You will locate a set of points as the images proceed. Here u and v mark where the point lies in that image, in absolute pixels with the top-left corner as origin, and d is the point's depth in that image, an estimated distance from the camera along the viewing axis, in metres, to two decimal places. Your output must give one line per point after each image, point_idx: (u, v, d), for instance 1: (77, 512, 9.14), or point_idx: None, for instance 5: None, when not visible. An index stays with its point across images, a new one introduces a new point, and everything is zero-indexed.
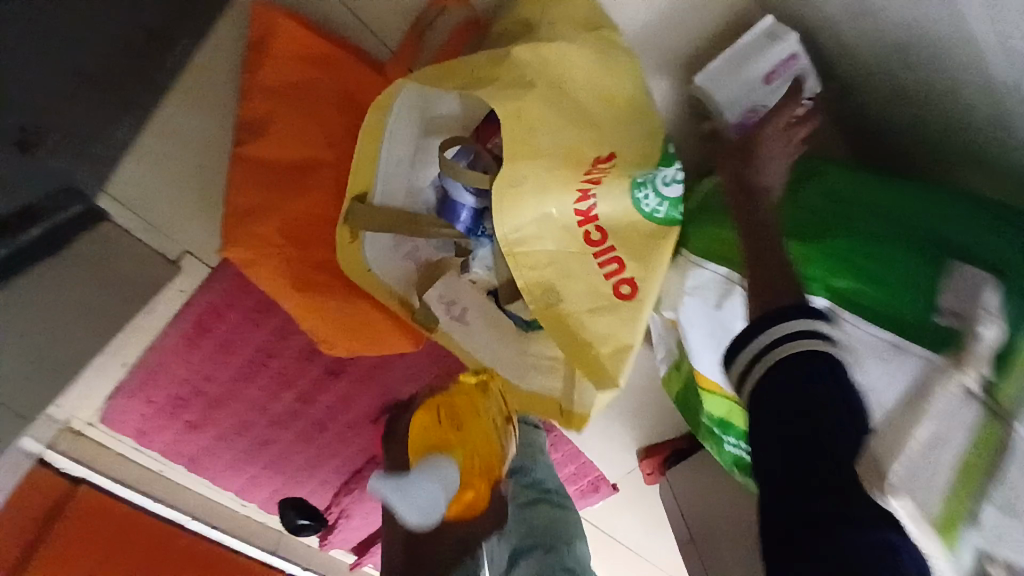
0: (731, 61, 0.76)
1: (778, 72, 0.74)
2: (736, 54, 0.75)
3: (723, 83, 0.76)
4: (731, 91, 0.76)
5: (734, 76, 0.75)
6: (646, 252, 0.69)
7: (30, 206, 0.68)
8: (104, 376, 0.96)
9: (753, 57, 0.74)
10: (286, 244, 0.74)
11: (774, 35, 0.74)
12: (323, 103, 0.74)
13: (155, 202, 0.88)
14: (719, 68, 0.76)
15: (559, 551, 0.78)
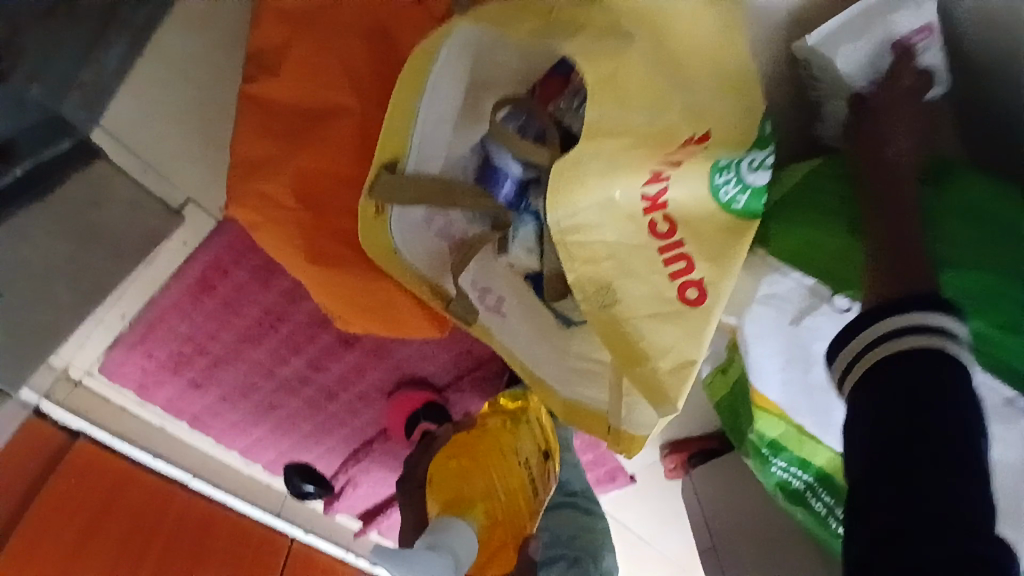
0: (859, 21, 0.59)
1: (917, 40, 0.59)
2: (867, 13, 0.59)
3: (852, 46, 0.59)
4: (858, 57, 0.60)
5: (865, 40, 0.59)
6: (721, 251, 0.57)
7: (12, 141, 0.58)
8: (102, 327, 0.89)
9: (892, 17, 0.58)
10: (298, 207, 0.63)
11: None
12: (350, 38, 0.62)
13: (157, 142, 0.78)
14: (845, 27, 0.60)
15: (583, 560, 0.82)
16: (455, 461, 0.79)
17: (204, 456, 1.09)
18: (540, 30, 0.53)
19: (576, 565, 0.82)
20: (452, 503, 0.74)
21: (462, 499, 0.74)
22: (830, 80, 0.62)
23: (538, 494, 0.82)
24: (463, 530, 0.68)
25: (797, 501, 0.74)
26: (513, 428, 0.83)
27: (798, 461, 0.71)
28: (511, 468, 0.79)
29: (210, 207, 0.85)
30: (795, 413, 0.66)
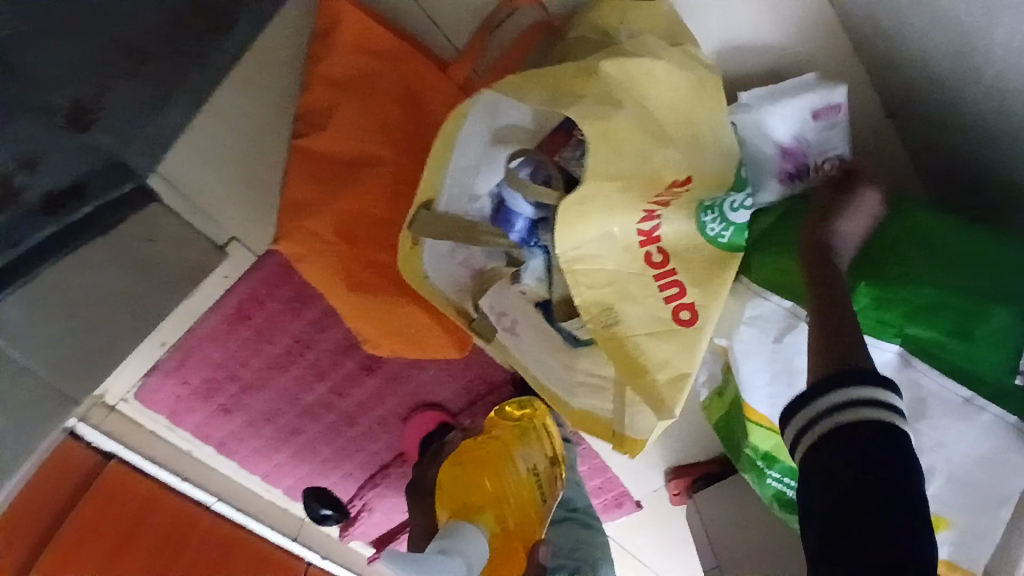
0: (773, 92, 0.73)
1: (828, 111, 0.72)
2: (782, 88, 0.73)
3: (769, 114, 0.72)
4: (772, 123, 0.72)
5: (780, 106, 0.72)
6: (708, 278, 0.65)
7: (82, 183, 0.67)
8: (143, 355, 0.96)
9: (800, 91, 0.72)
10: (338, 242, 0.72)
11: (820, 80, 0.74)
12: (386, 99, 0.72)
13: (207, 189, 0.87)
14: (760, 97, 0.73)
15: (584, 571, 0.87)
16: (465, 473, 0.86)
17: (228, 481, 1.13)
18: (549, 93, 0.61)
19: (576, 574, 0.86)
20: (461, 509, 0.82)
21: (470, 505, 0.82)
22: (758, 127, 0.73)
23: (546, 498, 0.89)
24: (471, 537, 0.74)
25: (794, 510, 0.79)
26: (519, 437, 0.90)
27: (790, 472, 0.76)
28: (517, 477, 0.87)
29: (251, 247, 0.93)
30: None
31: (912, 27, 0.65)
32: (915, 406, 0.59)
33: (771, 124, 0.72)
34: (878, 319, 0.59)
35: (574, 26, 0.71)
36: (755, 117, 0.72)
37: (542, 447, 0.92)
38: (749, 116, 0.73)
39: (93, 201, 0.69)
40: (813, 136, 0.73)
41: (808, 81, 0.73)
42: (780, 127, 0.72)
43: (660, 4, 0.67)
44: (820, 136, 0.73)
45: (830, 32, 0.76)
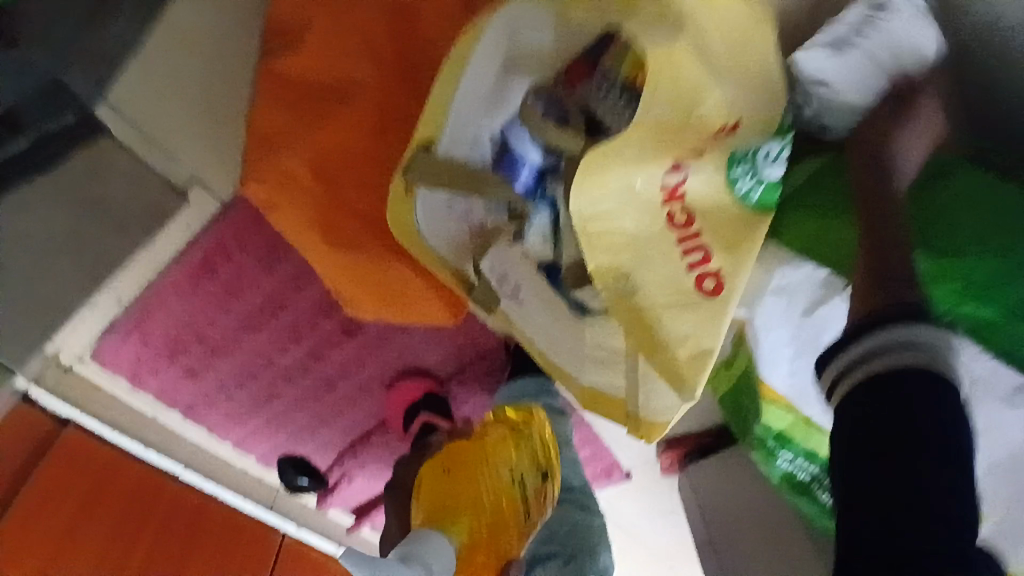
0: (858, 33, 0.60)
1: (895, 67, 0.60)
2: (869, 27, 0.60)
3: (862, 65, 0.60)
4: (866, 71, 0.60)
5: (874, 51, 0.60)
6: (736, 241, 0.56)
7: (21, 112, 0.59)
8: (96, 312, 0.86)
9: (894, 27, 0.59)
10: (317, 188, 0.63)
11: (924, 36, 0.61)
12: (374, 19, 0.62)
13: (164, 122, 0.75)
14: (844, 40, 0.60)
15: (578, 561, 0.77)
16: (444, 493, 0.72)
17: (197, 448, 1.05)
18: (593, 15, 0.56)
19: (570, 563, 0.77)
20: (434, 514, 0.70)
21: (444, 510, 0.70)
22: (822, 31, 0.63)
23: (530, 514, 0.74)
24: (437, 544, 0.64)
25: (806, 495, 0.74)
26: (512, 442, 0.77)
27: (804, 454, 0.71)
28: (495, 482, 0.73)
29: (216, 191, 0.81)
30: (800, 403, 0.68)
31: None
32: (959, 392, 0.54)
33: (869, 75, 0.60)
34: (930, 294, 0.53)
35: None
36: (846, 73, 0.60)
37: (534, 453, 0.78)
38: (838, 74, 0.60)
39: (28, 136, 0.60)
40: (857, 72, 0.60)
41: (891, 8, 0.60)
42: (877, 75, 0.60)
43: None
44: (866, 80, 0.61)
45: None
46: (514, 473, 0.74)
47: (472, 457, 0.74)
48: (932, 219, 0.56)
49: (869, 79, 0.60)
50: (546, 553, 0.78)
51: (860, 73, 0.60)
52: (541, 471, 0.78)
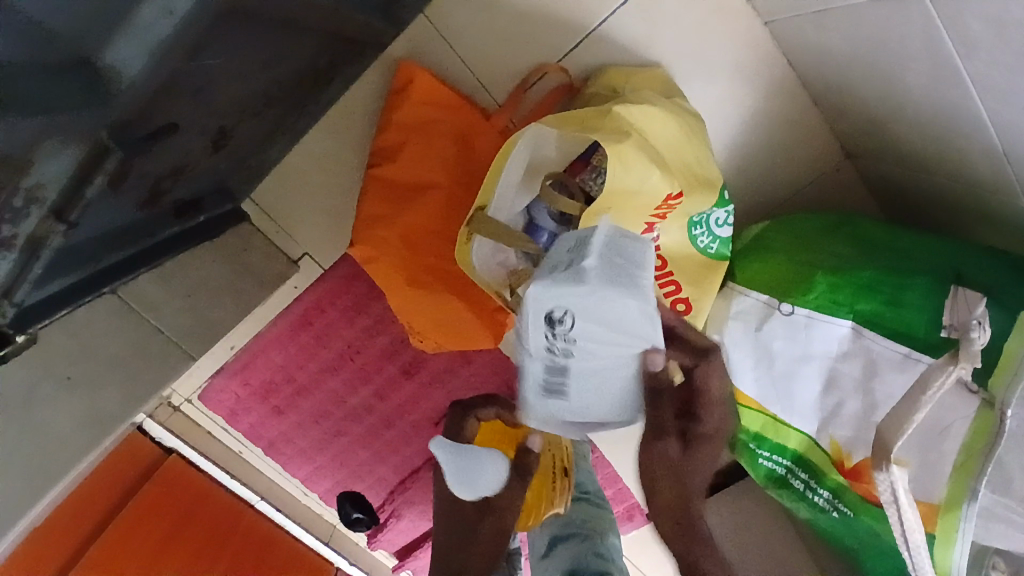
0: (561, 379, 0.64)
1: (563, 369, 0.64)
2: (573, 363, 0.63)
3: (589, 380, 0.64)
4: (601, 393, 0.65)
5: (603, 389, 0.64)
6: (700, 279, 0.85)
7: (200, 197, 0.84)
8: (214, 357, 1.12)
9: (585, 316, 0.60)
10: (401, 247, 0.91)
11: (555, 388, 0.65)
12: (444, 139, 0.92)
13: (285, 212, 1.04)
14: (561, 370, 0.64)
15: (592, 538, 0.88)
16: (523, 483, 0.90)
17: (269, 482, 1.24)
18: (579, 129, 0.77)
19: (585, 540, 0.89)
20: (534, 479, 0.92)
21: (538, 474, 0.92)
22: (581, 332, 0.61)
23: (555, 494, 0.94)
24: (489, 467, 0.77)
25: (784, 487, 0.87)
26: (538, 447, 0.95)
27: (776, 449, 0.84)
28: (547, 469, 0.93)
29: (320, 261, 1.08)
30: (769, 405, 0.81)
31: (865, 95, 0.84)
32: (867, 367, 0.74)
33: (607, 407, 0.65)
34: (833, 301, 0.76)
35: (590, 85, 0.92)
36: (530, 398, 0.68)
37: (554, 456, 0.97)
38: (541, 403, 0.67)
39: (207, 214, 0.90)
40: (549, 401, 0.66)
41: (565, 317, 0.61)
42: (555, 365, 0.64)
43: (655, 72, 0.90)
44: (556, 422, 0.68)
45: (792, 92, 0.98)
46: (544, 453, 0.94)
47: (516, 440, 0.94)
48: (836, 250, 0.80)
49: (558, 373, 0.64)
50: (565, 534, 0.91)
51: (601, 396, 0.65)
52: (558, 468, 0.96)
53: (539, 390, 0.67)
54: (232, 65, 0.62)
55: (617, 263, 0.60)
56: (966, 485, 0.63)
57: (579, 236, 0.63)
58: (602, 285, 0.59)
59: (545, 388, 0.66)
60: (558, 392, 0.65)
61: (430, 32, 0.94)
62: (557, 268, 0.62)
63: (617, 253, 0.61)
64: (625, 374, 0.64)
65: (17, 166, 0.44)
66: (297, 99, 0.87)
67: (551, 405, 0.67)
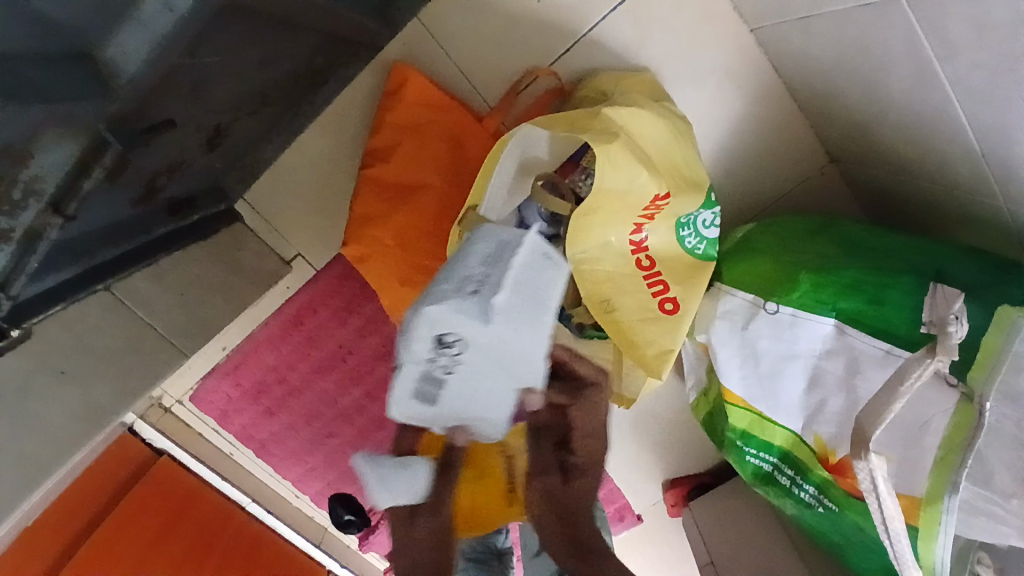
0: (434, 389, 0.65)
1: (438, 382, 0.64)
2: (452, 378, 0.65)
3: (462, 394, 0.66)
4: (471, 411, 0.68)
5: (474, 407, 0.68)
6: (688, 278, 0.87)
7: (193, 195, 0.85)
8: (205, 358, 1.12)
9: (474, 343, 0.63)
10: (394, 246, 0.93)
11: (425, 394, 0.65)
12: (436, 141, 0.93)
13: (278, 212, 1.04)
14: (438, 382, 0.65)
15: None
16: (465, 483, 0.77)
17: (260, 484, 1.24)
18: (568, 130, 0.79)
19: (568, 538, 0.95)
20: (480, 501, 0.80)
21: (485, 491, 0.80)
22: (464, 356, 0.64)
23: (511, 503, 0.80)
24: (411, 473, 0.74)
25: (772, 483, 0.88)
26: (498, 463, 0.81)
27: (763, 446, 0.86)
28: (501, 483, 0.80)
29: (313, 262, 1.09)
30: (755, 403, 0.83)
31: (848, 99, 0.86)
32: (850, 364, 0.76)
33: (473, 422, 0.68)
34: (816, 299, 0.78)
35: (580, 89, 0.94)
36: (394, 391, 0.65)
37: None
38: (403, 400, 0.65)
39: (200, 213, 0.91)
40: (412, 401, 0.66)
41: (457, 340, 0.63)
42: (432, 376, 0.64)
43: (643, 76, 0.92)
44: (416, 419, 0.67)
45: (777, 97, 1.00)
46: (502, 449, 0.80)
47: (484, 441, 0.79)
48: (821, 249, 0.82)
49: (433, 383, 0.65)
50: None
51: (471, 411, 0.68)
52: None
53: (410, 390, 0.65)
54: (228, 63, 0.63)
55: (521, 301, 0.64)
56: (947, 478, 0.64)
57: (502, 244, 0.66)
58: (504, 324, 0.63)
59: (414, 390, 0.65)
60: (424, 399, 0.65)
61: (424, 35, 0.96)
62: (463, 292, 0.62)
63: (523, 290, 0.65)
64: (498, 400, 0.68)
65: (16, 158, 0.45)
66: (291, 100, 0.88)
67: (409, 401, 0.65)
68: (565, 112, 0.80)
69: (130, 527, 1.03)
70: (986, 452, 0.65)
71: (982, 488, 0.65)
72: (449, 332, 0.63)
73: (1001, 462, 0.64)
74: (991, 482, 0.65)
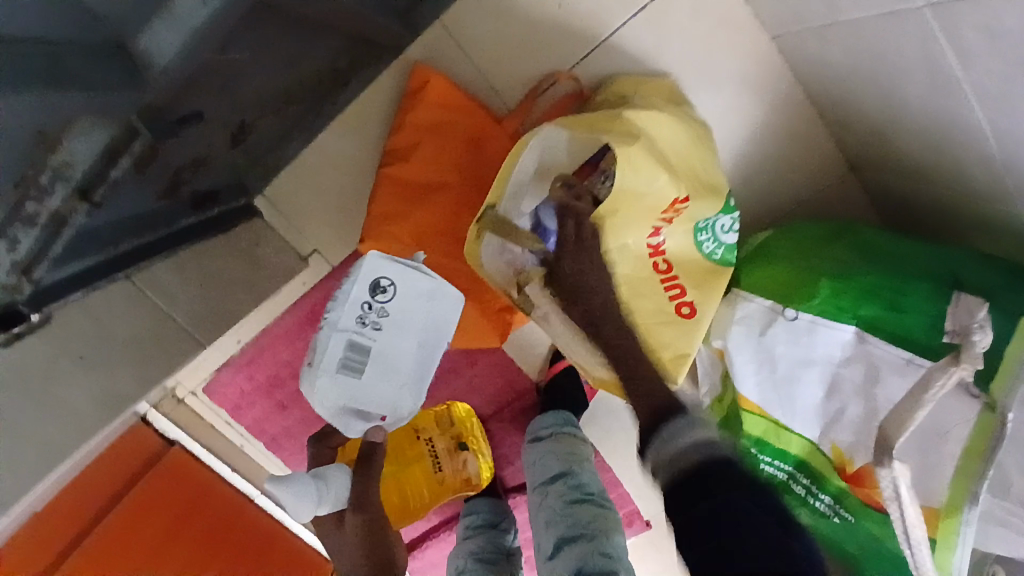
0: (359, 349, 0.73)
1: (364, 332, 0.73)
2: (376, 331, 0.74)
3: (385, 349, 0.74)
4: (395, 375, 0.75)
5: (396, 363, 0.75)
6: (705, 283, 0.86)
7: (215, 190, 0.86)
8: (220, 351, 1.12)
9: (402, 298, 0.75)
10: (412, 244, 0.94)
11: (351, 349, 0.73)
12: (456, 142, 0.94)
13: (296, 209, 1.05)
14: (364, 336, 0.73)
15: (597, 537, 0.88)
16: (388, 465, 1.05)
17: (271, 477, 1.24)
18: (589, 132, 0.79)
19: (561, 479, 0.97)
20: (403, 477, 1.05)
21: (410, 468, 1.06)
22: (392, 309, 0.74)
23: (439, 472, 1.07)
24: (333, 476, 0.77)
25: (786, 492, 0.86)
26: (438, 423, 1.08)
27: (778, 454, 0.84)
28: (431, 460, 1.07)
29: (330, 258, 1.09)
30: (770, 410, 0.82)
31: (871, 109, 0.85)
32: (869, 372, 0.75)
33: (393, 382, 0.75)
34: (837, 306, 0.77)
35: (600, 92, 0.94)
36: (321, 353, 0.72)
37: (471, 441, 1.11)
38: (330, 360, 0.72)
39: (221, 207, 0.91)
40: (336, 359, 0.72)
41: (389, 290, 0.74)
42: (361, 328, 0.73)
43: (663, 80, 0.92)
44: (340, 382, 0.73)
45: (797, 103, 1.00)
46: (425, 437, 1.07)
47: (410, 435, 1.06)
48: (841, 256, 0.81)
49: (359, 336, 0.73)
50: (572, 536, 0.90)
51: (390, 379, 0.75)
52: (462, 444, 1.08)
53: (337, 345, 0.72)
54: (258, 61, 0.64)
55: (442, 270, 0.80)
56: (968, 487, 0.63)
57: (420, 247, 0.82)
58: (432, 279, 0.77)
59: (341, 344, 0.72)
60: (349, 351, 0.73)
61: (445, 36, 0.96)
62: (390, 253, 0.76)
63: None
64: (416, 359, 0.77)
65: (47, 143, 0.46)
66: (314, 98, 0.89)
67: (333, 360, 0.72)
68: (586, 112, 0.79)
69: (145, 514, 1.05)
70: (1004, 461, 0.65)
71: (1001, 498, 0.64)
72: (380, 284, 0.74)
73: (1015, 469, 0.64)
74: (1008, 491, 0.64)
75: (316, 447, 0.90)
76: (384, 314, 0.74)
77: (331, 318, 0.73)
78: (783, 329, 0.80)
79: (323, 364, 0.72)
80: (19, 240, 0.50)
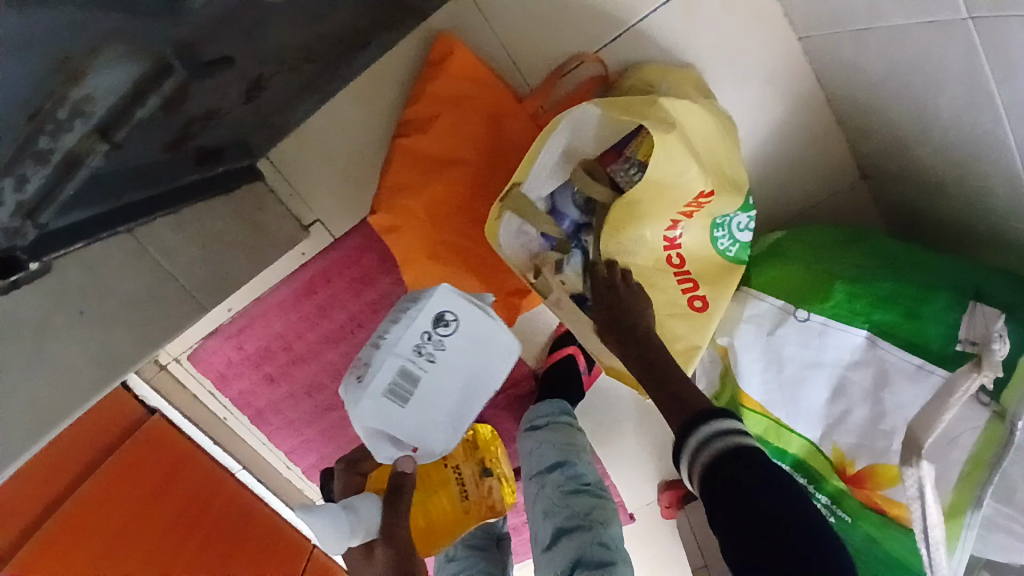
0: (409, 377, 0.73)
1: (417, 361, 0.74)
2: (428, 363, 0.74)
3: (433, 383, 0.75)
4: (435, 411, 0.76)
5: (439, 399, 0.76)
6: (717, 279, 0.87)
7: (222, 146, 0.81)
8: (210, 319, 1.08)
9: (462, 332, 0.76)
10: (425, 220, 0.91)
11: (403, 375, 0.73)
12: (476, 117, 0.91)
13: (301, 176, 1.01)
14: (419, 365, 0.74)
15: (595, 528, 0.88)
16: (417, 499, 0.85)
17: (254, 453, 1.23)
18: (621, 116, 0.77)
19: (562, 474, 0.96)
20: (429, 513, 0.85)
21: (433, 502, 0.85)
22: (448, 342, 0.75)
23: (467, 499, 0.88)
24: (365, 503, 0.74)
25: None
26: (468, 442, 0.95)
27: (776, 453, 0.86)
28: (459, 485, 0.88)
29: (332, 229, 1.06)
30: (774, 409, 0.83)
31: (895, 117, 0.86)
32: (879, 376, 0.77)
33: (433, 419, 0.76)
34: (850, 309, 0.78)
35: (627, 77, 0.93)
36: (372, 372, 0.72)
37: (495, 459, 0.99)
38: (378, 382, 0.72)
39: (224, 166, 0.87)
40: (385, 381, 0.72)
41: (451, 324, 0.75)
42: (417, 355, 0.74)
43: (690, 70, 0.91)
44: (382, 406, 0.73)
45: (817, 106, 1.00)
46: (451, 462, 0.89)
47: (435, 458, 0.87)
48: (857, 260, 0.82)
49: (413, 363, 0.73)
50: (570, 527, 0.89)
51: (432, 412, 0.76)
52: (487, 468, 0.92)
53: (391, 369, 0.72)
54: (288, 9, 0.61)
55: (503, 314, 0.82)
56: (973, 491, 0.67)
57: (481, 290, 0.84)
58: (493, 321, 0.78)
59: (394, 368, 0.73)
60: (399, 377, 0.73)
61: (472, 8, 0.93)
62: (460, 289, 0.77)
63: None
64: (460, 399, 0.77)
65: (69, 71, 0.42)
66: (332, 58, 0.86)
67: (381, 382, 0.72)
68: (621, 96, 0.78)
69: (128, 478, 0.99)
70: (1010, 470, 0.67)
71: (1004, 503, 0.66)
72: (444, 316, 0.75)
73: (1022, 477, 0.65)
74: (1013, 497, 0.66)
75: (348, 474, 0.88)
76: (440, 346, 0.75)
77: (389, 338, 0.74)
78: (795, 327, 0.81)
79: (371, 384, 0.72)
80: (28, 180, 0.45)
